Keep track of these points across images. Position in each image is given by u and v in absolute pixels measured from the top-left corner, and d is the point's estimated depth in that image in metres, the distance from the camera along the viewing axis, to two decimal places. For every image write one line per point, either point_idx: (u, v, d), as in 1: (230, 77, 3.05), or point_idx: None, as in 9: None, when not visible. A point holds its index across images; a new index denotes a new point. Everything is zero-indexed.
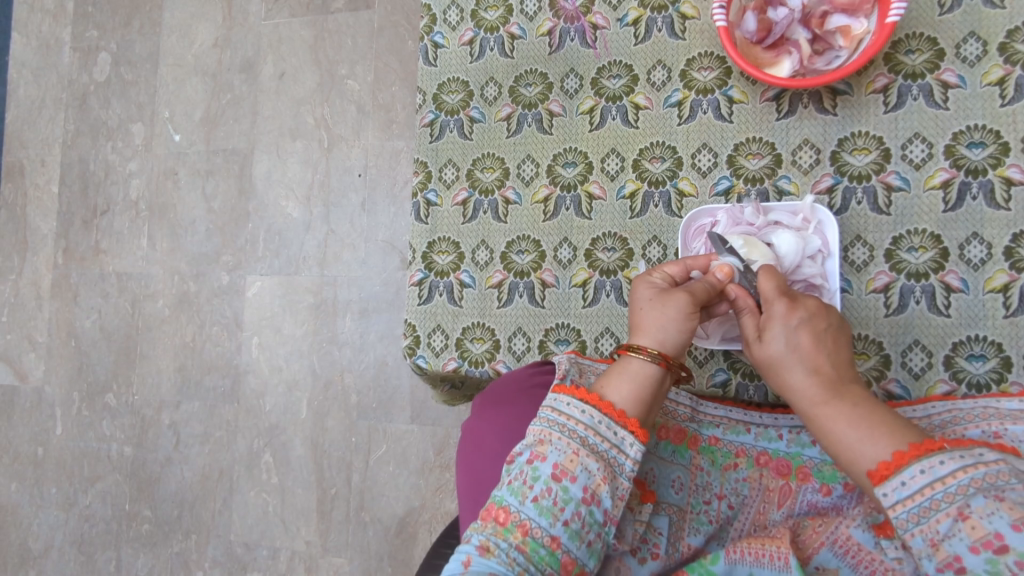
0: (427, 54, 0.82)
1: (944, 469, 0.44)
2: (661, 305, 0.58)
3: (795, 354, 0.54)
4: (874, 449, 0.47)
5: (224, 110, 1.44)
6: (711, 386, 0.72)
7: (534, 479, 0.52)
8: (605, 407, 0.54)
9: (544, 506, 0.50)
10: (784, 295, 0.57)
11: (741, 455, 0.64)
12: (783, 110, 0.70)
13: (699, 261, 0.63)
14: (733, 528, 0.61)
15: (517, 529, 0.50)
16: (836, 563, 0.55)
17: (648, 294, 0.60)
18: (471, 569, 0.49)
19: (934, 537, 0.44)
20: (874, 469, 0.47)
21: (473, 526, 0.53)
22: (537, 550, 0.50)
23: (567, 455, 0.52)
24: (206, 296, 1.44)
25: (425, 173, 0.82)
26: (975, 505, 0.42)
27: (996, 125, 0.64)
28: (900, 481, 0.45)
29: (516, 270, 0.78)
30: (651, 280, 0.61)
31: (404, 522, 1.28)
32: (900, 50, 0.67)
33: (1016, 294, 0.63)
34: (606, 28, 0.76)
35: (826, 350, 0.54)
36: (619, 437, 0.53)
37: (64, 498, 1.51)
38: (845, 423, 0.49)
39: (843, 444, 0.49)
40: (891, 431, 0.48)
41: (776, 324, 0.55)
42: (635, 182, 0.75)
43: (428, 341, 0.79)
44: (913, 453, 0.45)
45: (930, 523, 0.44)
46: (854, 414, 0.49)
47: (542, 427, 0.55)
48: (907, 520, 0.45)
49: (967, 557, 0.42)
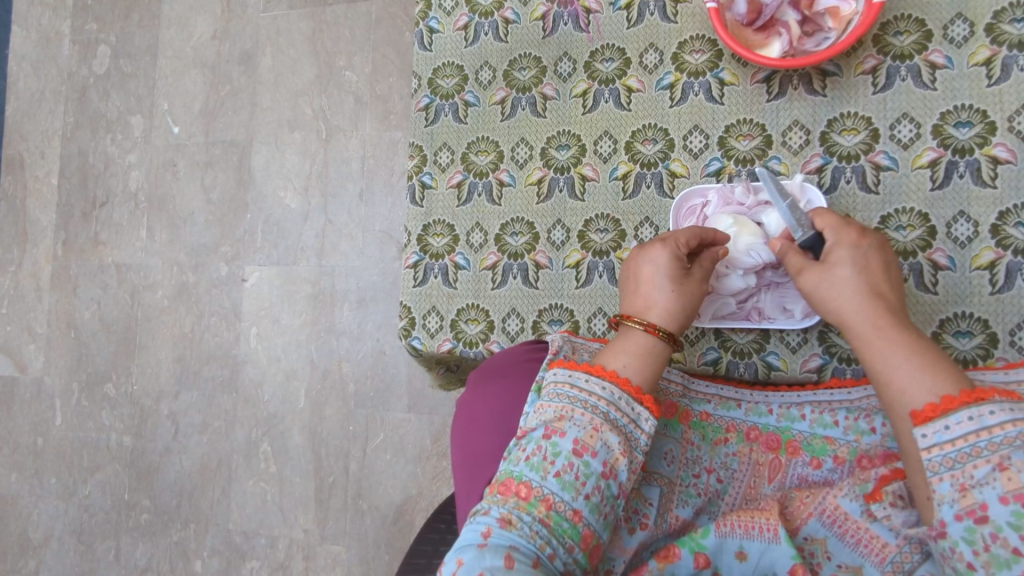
0: (422, 39, 0.83)
1: (992, 419, 0.45)
2: (683, 295, 0.62)
3: (854, 282, 0.56)
4: (926, 386, 0.48)
5: (223, 102, 1.45)
6: (702, 364, 0.73)
7: (555, 454, 0.52)
8: (621, 384, 0.56)
9: (566, 481, 0.51)
10: (852, 226, 0.59)
11: (731, 430, 0.65)
12: (774, 91, 0.71)
13: (710, 233, 0.66)
14: (723, 502, 0.62)
15: (541, 504, 0.51)
16: (823, 532, 0.56)
17: (676, 279, 0.62)
18: (492, 540, 0.49)
19: (965, 483, 0.44)
20: (919, 410, 0.48)
21: (491, 499, 0.53)
22: (560, 523, 0.50)
23: (588, 430, 0.53)
24: (204, 286, 1.45)
25: (421, 157, 0.83)
26: (1015, 458, 0.43)
27: (982, 106, 0.65)
28: (944, 425, 0.46)
29: (511, 252, 0.79)
30: (677, 258, 0.63)
31: (401, 510, 1.29)
32: (888, 31, 0.68)
33: (1002, 272, 0.63)
34: (598, 12, 0.77)
35: (888, 281, 0.56)
36: (636, 412, 0.55)
37: (63, 488, 1.52)
38: (905, 354, 0.50)
39: (896, 376, 0.50)
40: (947, 373, 0.48)
41: (842, 248, 0.58)
42: (627, 164, 0.76)
43: (423, 323, 0.80)
44: (964, 399, 0.46)
45: (965, 468, 0.45)
46: (911, 349, 0.50)
47: (561, 403, 0.55)
48: (941, 463, 0.46)
49: (993, 506, 0.43)
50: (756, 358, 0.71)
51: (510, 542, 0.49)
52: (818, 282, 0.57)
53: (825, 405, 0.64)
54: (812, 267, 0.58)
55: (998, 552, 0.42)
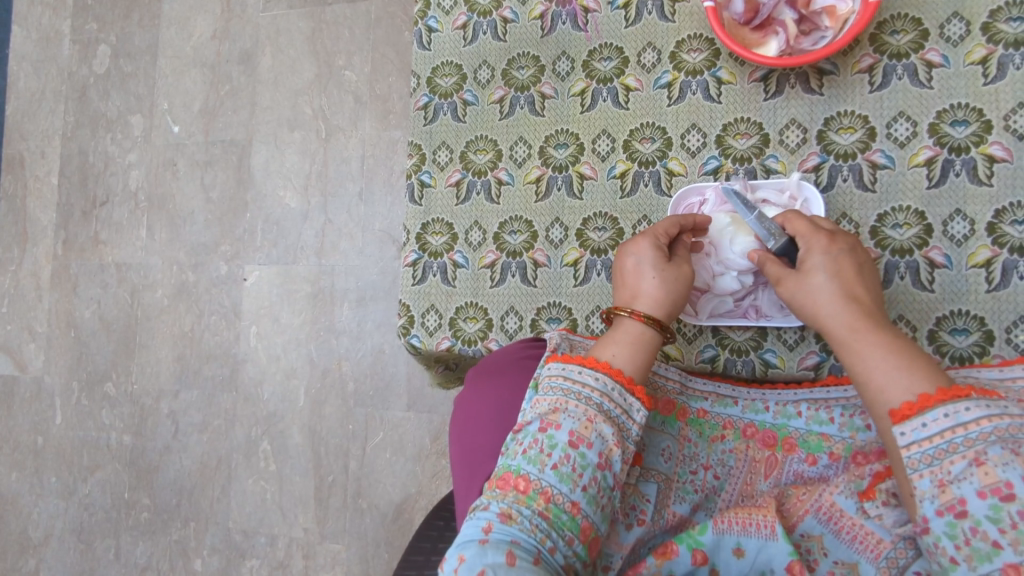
0: (421, 38, 0.84)
1: (968, 415, 0.45)
2: (669, 278, 0.62)
3: (829, 287, 0.56)
4: (903, 385, 0.48)
5: (223, 102, 1.45)
6: (700, 362, 0.73)
7: (552, 447, 0.53)
8: (614, 374, 0.56)
9: (564, 473, 0.52)
10: (824, 232, 0.60)
11: (728, 427, 0.65)
12: (771, 90, 0.71)
13: (689, 219, 0.67)
14: (720, 498, 0.62)
15: (539, 497, 0.51)
16: (819, 530, 0.56)
17: (659, 263, 0.63)
18: (493, 535, 0.49)
19: (944, 478, 0.45)
20: (897, 408, 0.48)
21: (490, 494, 0.53)
22: (559, 516, 0.51)
23: (582, 422, 0.53)
24: (204, 285, 1.45)
25: (420, 156, 0.83)
26: (991, 453, 0.44)
27: (978, 104, 0.65)
28: (921, 422, 0.46)
29: (509, 250, 0.79)
30: (656, 244, 0.64)
31: (401, 509, 1.29)
32: (885, 30, 0.68)
33: (998, 270, 0.64)
34: (597, 11, 0.78)
35: (863, 284, 0.57)
36: (628, 403, 0.56)
37: (63, 487, 1.53)
38: (881, 354, 0.50)
39: (874, 376, 0.50)
40: (925, 371, 0.49)
41: (816, 254, 0.58)
42: (625, 162, 0.76)
43: (422, 321, 0.80)
44: (940, 397, 0.46)
45: (942, 465, 0.45)
46: (888, 349, 0.51)
47: (556, 396, 0.56)
48: (920, 460, 0.46)
49: (972, 501, 0.44)
50: (754, 356, 0.71)
51: (511, 537, 0.49)
52: (794, 290, 0.58)
53: (821, 402, 0.64)
54: (789, 276, 0.59)
55: (978, 546, 0.43)
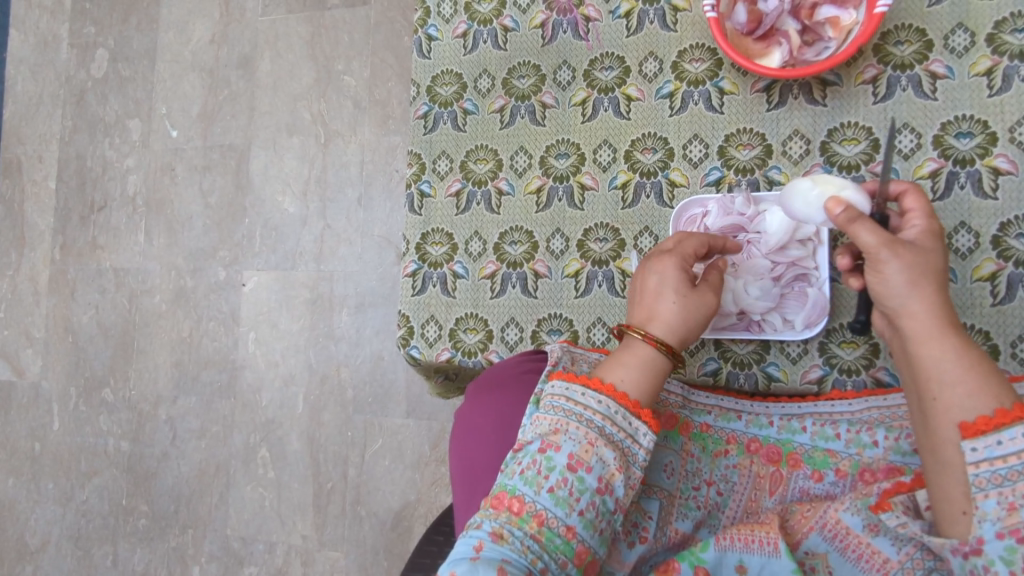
0: (421, 47, 0.83)
1: None
2: (690, 303, 0.59)
3: (934, 274, 0.52)
4: (986, 398, 0.48)
5: (221, 106, 1.45)
6: (702, 375, 0.71)
7: (549, 469, 0.52)
8: (619, 397, 0.55)
9: (560, 496, 0.51)
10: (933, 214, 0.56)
11: (731, 442, 0.65)
12: (773, 101, 0.71)
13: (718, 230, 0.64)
14: (723, 515, 0.62)
15: (533, 519, 0.51)
16: (824, 547, 0.55)
17: (680, 286, 0.60)
18: (483, 554, 0.49)
19: (1015, 502, 0.44)
20: (971, 422, 0.47)
21: (482, 513, 0.53)
22: (552, 539, 0.50)
23: (582, 445, 0.53)
24: (202, 291, 1.44)
25: (419, 165, 0.82)
26: None
27: (983, 116, 0.64)
28: (997, 439, 0.46)
29: (510, 261, 0.78)
30: (681, 264, 0.61)
31: (400, 516, 1.28)
32: (889, 41, 0.67)
33: (1003, 283, 0.63)
34: (598, 20, 0.77)
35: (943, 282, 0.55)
36: (634, 427, 0.54)
37: (60, 493, 1.52)
38: (968, 363, 0.49)
39: (958, 382, 0.49)
40: (1004, 390, 0.48)
41: (930, 237, 0.54)
42: (627, 173, 0.75)
43: (422, 332, 0.80)
44: (1017, 414, 0.46)
45: (1016, 487, 0.44)
46: (976, 360, 0.49)
47: (556, 416, 0.55)
48: (989, 479, 0.46)
49: None
50: (757, 369, 0.69)
51: (502, 556, 0.49)
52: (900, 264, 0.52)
53: (826, 417, 0.64)
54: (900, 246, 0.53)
55: None
